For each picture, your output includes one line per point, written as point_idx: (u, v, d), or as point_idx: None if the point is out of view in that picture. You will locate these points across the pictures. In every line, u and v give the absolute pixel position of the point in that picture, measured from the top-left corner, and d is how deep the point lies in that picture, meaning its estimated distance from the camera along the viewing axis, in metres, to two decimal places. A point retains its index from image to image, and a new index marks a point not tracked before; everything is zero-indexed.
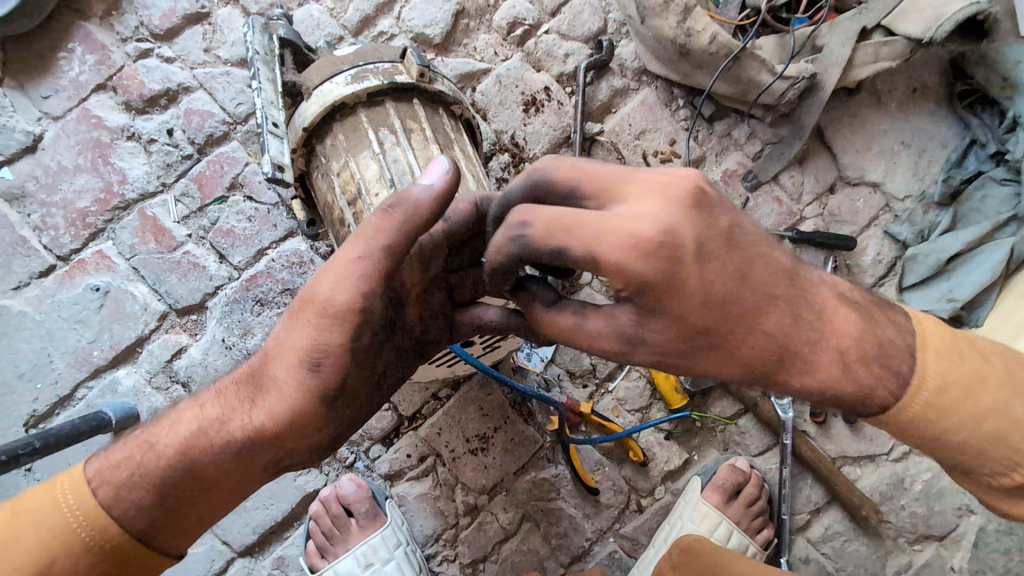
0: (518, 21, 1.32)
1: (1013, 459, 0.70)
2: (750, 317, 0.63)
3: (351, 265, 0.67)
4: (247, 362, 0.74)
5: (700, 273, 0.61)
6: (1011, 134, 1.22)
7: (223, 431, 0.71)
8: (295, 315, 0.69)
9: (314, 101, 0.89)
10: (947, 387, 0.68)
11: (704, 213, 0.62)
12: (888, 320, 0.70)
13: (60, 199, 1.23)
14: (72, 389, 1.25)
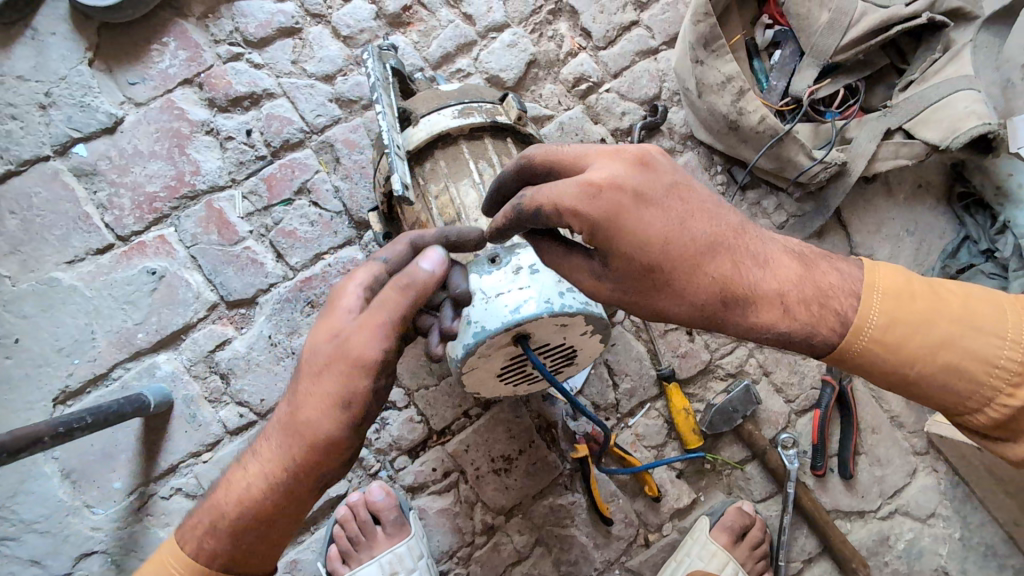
0: (583, 77, 1.45)
1: (959, 387, 0.85)
2: (697, 258, 0.77)
3: (377, 327, 0.74)
4: (280, 412, 0.80)
5: (646, 216, 0.75)
6: (1000, 235, 1.39)
7: (274, 477, 0.79)
8: (322, 367, 0.76)
9: (421, 128, 0.96)
10: (900, 324, 0.84)
11: (654, 176, 0.77)
12: (831, 270, 0.86)
13: (130, 181, 1.26)
14: (109, 369, 1.25)
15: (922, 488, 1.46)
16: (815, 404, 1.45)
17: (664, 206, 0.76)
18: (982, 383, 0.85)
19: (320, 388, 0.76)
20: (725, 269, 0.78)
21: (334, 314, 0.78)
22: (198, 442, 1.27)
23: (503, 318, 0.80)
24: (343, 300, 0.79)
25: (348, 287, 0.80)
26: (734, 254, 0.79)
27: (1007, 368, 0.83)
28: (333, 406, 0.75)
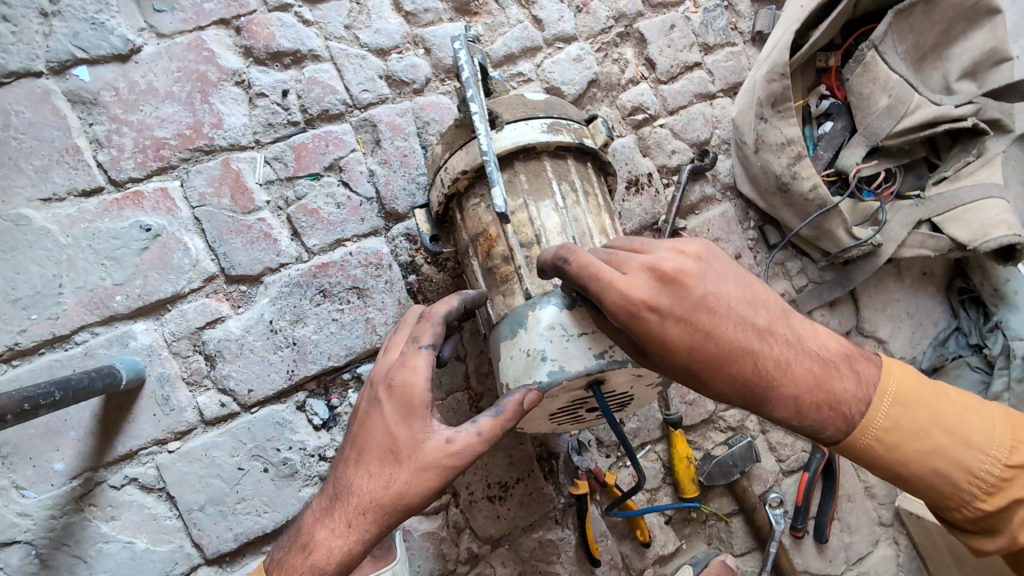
0: (640, 107, 1.43)
1: (944, 495, 0.77)
2: (719, 361, 0.72)
3: (478, 426, 0.75)
4: (353, 487, 0.76)
5: (671, 323, 0.71)
6: (990, 333, 1.50)
7: (344, 554, 0.75)
8: (417, 451, 0.75)
9: (507, 136, 0.88)
10: (895, 425, 0.76)
11: (690, 275, 0.72)
12: (848, 369, 0.77)
13: (137, 120, 1.11)
14: (72, 331, 1.06)
15: (883, 558, 1.53)
16: (803, 466, 1.49)
17: (699, 309, 0.71)
18: (967, 493, 0.76)
19: (413, 493, 0.74)
20: (748, 372, 0.73)
21: (417, 413, 0.76)
22: (165, 428, 1.10)
23: (585, 361, 0.75)
24: (420, 398, 0.77)
25: (417, 381, 0.77)
26: (760, 355, 0.73)
27: (996, 480, 0.75)
28: (424, 504, 0.76)
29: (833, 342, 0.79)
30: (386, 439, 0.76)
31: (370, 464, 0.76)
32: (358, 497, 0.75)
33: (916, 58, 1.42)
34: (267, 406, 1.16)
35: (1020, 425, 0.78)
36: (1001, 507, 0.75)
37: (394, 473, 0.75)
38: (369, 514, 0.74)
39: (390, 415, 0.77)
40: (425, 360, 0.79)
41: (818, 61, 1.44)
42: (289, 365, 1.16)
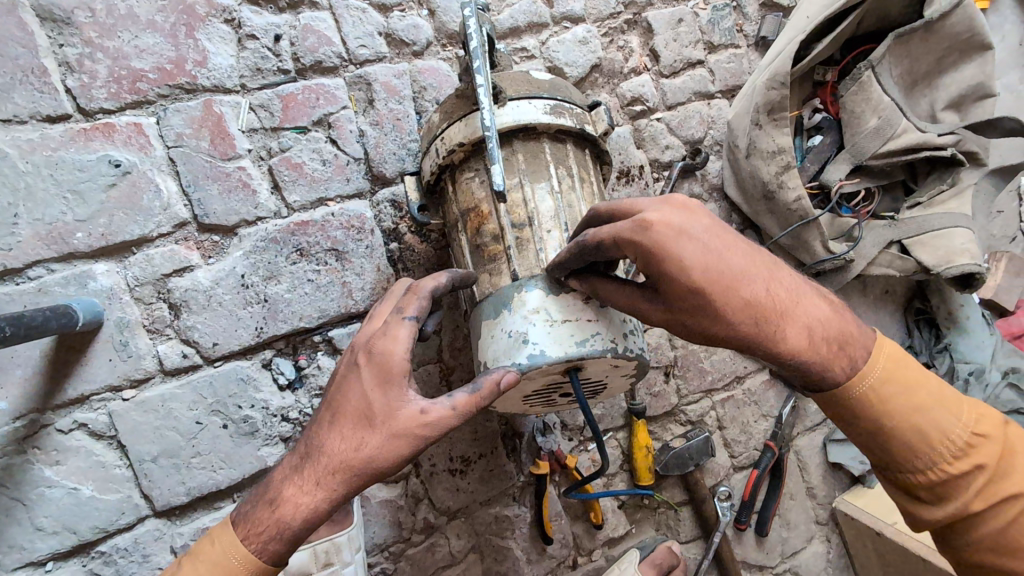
0: (639, 99, 1.43)
1: (913, 453, 0.79)
2: (735, 286, 0.72)
3: (455, 399, 0.74)
4: (323, 446, 0.75)
5: (691, 246, 0.71)
6: (939, 353, 1.58)
7: (308, 510, 0.74)
8: (390, 419, 0.74)
9: (508, 113, 0.86)
10: (887, 377, 0.79)
11: (701, 207, 0.75)
12: (848, 319, 0.81)
13: (113, 47, 1.03)
14: (25, 265, 0.99)
15: (814, 554, 1.62)
16: (753, 464, 1.55)
17: (713, 233, 0.73)
18: (936, 454, 0.78)
19: (383, 457, 0.73)
20: (764, 298, 0.73)
21: (393, 381, 0.75)
22: (121, 375, 1.06)
23: (565, 348, 0.75)
24: (398, 366, 0.75)
25: (396, 350, 0.76)
26: (772, 285, 0.74)
27: (962, 447, 0.78)
28: (393, 471, 0.75)
29: (833, 298, 0.83)
30: (361, 403, 0.75)
31: (343, 427, 0.75)
32: (328, 457, 0.75)
33: (908, 83, 1.45)
34: (232, 361, 1.13)
35: (990, 412, 0.82)
36: (962, 471, 0.77)
37: (366, 438, 0.74)
38: (336, 475, 0.73)
39: (367, 380, 0.76)
40: (407, 331, 0.78)
41: (815, 74, 1.47)
42: (258, 322, 1.13)
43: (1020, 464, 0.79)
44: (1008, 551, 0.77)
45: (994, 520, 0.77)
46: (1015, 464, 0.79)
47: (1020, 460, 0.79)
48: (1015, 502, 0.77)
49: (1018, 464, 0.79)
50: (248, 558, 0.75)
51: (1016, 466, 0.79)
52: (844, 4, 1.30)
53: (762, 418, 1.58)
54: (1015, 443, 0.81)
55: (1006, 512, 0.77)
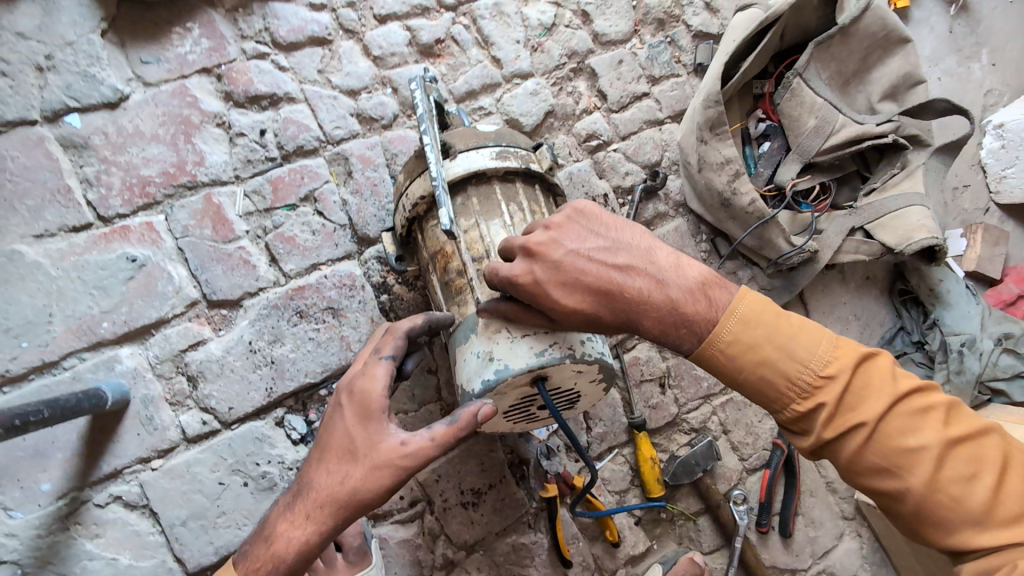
0: (594, 135, 1.56)
1: (768, 398, 0.86)
2: (596, 302, 0.83)
3: (430, 431, 0.82)
4: (314, 483, 0.83)
5: (553, 281, 0.82)
6: (930, 330, 1.60)
7: (301, 544, 0.81)
8: (373, 453, 0.82)
9: (459, 164, 0.99)
10: (734, 339, 0.85)
11: (552, 244, 0.84)
12: (703, 295, 0.86)
13: (125, 161, 1.21)
14: (61, 357, 1.14)
15: (847, 551, 1.58)
16: (765, 464, 1.56)
17: (564, 265, 0.83)
18: (785, 397, 0.85)
19: (366, 487, 0.81)
20: (617, 303, 0.84)
21: (374, 416, 0.84)
22: (149, 447, 1.16)
23: (527, 359, 0.83)
24: (377, 402, 0.85)
25: (375, 389, 0.86)
26: (623, 288, 0.84)
27: (808, 387, 0.83)
28: (378, 501, 0.82)
29: (696, 270, 0.88)
30: (344, 439, 0.84)
31: (328, 463, 0.83)
32: (317, 492, 0.82)
33: (840, 83, 1.56)
34: (247, 422, 1.22)
35: (846, 347, 0.84)
36: (811, 409, 0.83)
37: (350, 470, 0.82)
38: (325, 508, 0.81)
39: (350, 418, 0.85)
40: (384, 370, 0.88)
41: (754, 87, 1.59)
42: (267, 383, 1.23)
43: (876, 391, 0.81)
44: (871, 472, 0.81)
45: (849, 448, 0.81)
46: (866, 395, 0.81)
47: (875, 388, 0.81)
48: (866, 429, 0.80)
49: (872, 394, 0.81)
50: None
51: (870, 394, 0.81)
52: (761, 24, 1.43)
53: (767, 416, 1.60)
54: (873, 377, 0.82)
55: (857, 439, 0.81)
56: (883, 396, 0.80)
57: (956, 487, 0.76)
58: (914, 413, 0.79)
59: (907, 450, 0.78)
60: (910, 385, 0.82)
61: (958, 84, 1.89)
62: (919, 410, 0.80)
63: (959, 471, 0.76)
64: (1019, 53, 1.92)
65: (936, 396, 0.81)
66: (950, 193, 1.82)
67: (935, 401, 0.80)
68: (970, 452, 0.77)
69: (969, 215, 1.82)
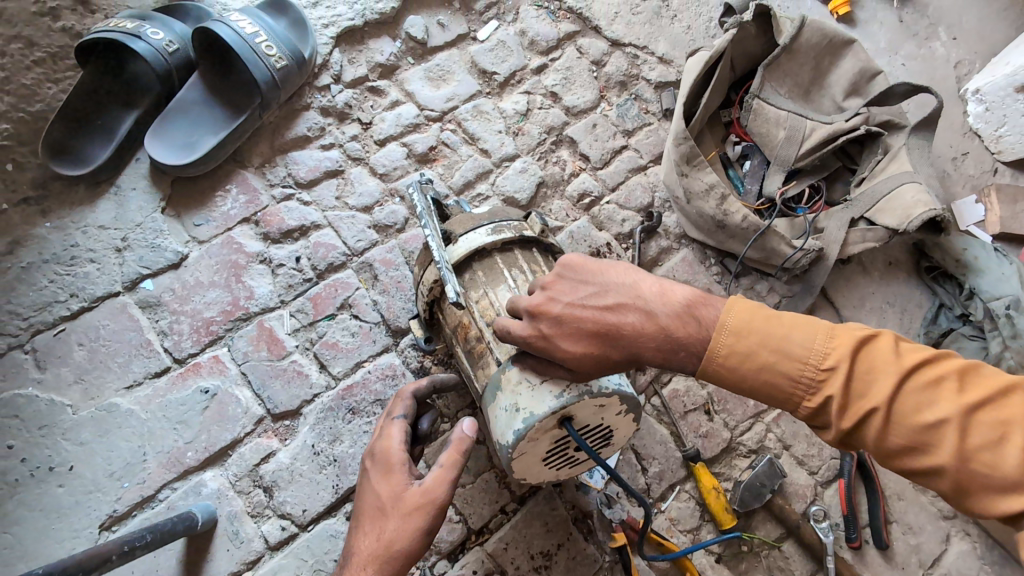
0: (586, 193, 1.69)
1: (778, 400, 0.91)
2: (601, 344, 0.92)
3: (443, 470, 0.96)
4: (357, 546, 0.94)
5: (558, 336, 0.93)
6: (970, 300, 1.55)
7: None
8: (402, 504, 0.94)
9: (461, 246, 1.14)
10: (732, 351, 0.90)
11: (550, 301, 0.94)
12: (692, 315, 0.93)
13: (191, 308, 1.42)
14: (156, 490, 1.29)
15: (960, 555, 1.45)
16: (838, 474, 1.49)
17: (564, 319, 0.93)
18: (795, 395, 0.89)
19: (401, 536, 0.92)
20: (620, 342, 0.93)
21: (395, 470, 0.98)
22: (239, 560, 1.27)
23: (550, 403, 0.95)
24: (396, 455, 0.99)
25: (393, 444, 1.00)
26: (620, 327, 0.92)
27: (813, 382, 0.87)
28: (414, 546, 0.92)
29: (682, 292, 0.95)
30: (374, 499, 0.96)
31: (365, 524, 0.95)
32: (361, 555, 0.93)
33: (801, 93, 1.68)
34: (320, 522, 1.31)
35: (844, 334, 0.88)
36: (822, 403, 0.87)
37: (384, 526, 0.93)
38: (369, 567, 0.91)
39: (376, 477, 0.99)
40: (398, 428, 1.03)
41: (721, 116, 1.73)
42: (334, 480, 1.33)
43: (883, 373, 0.84)
44: (903, 454, 0.84)
45: (871, 434, 0.85)
46: (871, 379, 0.85)
47: (881, 370, 0.84)
48: (881, 413, 0.83)
49: (878, 378, 0.84)
50: None
51: (876, 377, 0.85)
52: (707, 64, 1.59)
53: None
54: (874, 359, 0.86)
55: (875, 424, 0.84)
56: (889, 377, 0.84)
57: (987, 455, 0.78)
58: (924, 388, 0.82)
59: (929, 426, 0.81)
60: (916, 359, 0.84)
61: (925, 64, 1.94)
62: (928, 384, 0.82)
63: (984, 437, 0.78)
64: (975, 23, 1.98)
65: (947, 364, 0.83)
66: (950, 163, 1.82)
67: (944, 371, 0.83)
68: (994, 415, 0.79)
69: (978, 179, 1.81)
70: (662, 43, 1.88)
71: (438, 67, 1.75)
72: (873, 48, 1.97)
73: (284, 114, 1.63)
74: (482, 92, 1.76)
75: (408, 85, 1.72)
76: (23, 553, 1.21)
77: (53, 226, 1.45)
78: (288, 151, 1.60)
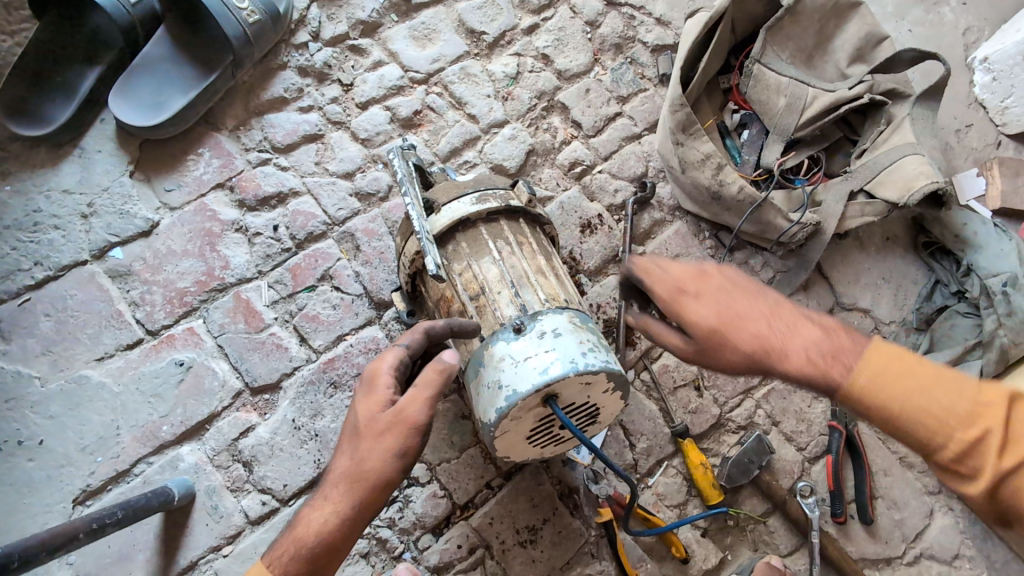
0: (578, 162, 1.63)
1: (926, 439, 0.82)
2: (723, 329, 0.91)
3: (424, 390, 0.92)
4: (334, 465, 0.92)
5: (687, 306, 0.94)
6: (967, 277, 1.52)
7: (324, 520, 0.88)
8: (378, 423, 0.91)
9: (443, 215, 1.09)
10: (870, 377, 0.84)
11: (682, 285, 0.96)
12: (831, 336, 0.89)
13: (163, 278, 1.36)
14: (131, 465, 1.25)
15: (943, 529, 1.45)
16: (826, 450, 1.48)
17: (688, 292, 0.95)
18: (941, 435, 0.81)
19: (376, 453, 0.89)
20: (746, 336, 0.90)
21: (378, 390, 0.95)
22: (218, 535, 1.24)
23: (533, 381, 0.93)
24: (381, 376, 0.96)
25: (382, 368, 0.97)
26: (743, 316, 0.91)
27: (966, 418, 0.80)
28: (390, 465, 0.89)
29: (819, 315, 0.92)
30: (356, 418, 0.94)
31: (345, 443, 0.93)
32: (335, 474, 0.91)
33: (803, 59, 1.60)
34: (301, 497, 1.28)
35: (994, 389, 0.80)
36: (976, 449, 0.78)
37: (357, 446, 0.91)
38: (344, 484, 0.89)
39: (359, 399, 0.96)
40: (393, 355, 0.99)
41: (720, 83, 1.66)
42: (315, 455, 1.30)
43: None
44: None
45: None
46: None
47: None
48: None
49: None
50: None
51: None
52: (706, 26, 1.51)
53: (816, 400, 1.52)
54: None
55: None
56: None
57: None
58: None
59: None
60: None
61: (933, 30, 1.86)
62: None
63: None
64: None
65: None
66: (953, 135, 1.76)
67: None
68: None
69: (980, 153, 1.75)
70: (660, 3, 1.79)
71: (423, 25, 1.66)
72: (880, 13, 1.89)
73: (259, 73, 1.54)
74: (470, 54, 1.67)
75: (392, 44, 1.63)
76: None
77: (14, 190, 1.37)
78: (264, 113, 1.52)
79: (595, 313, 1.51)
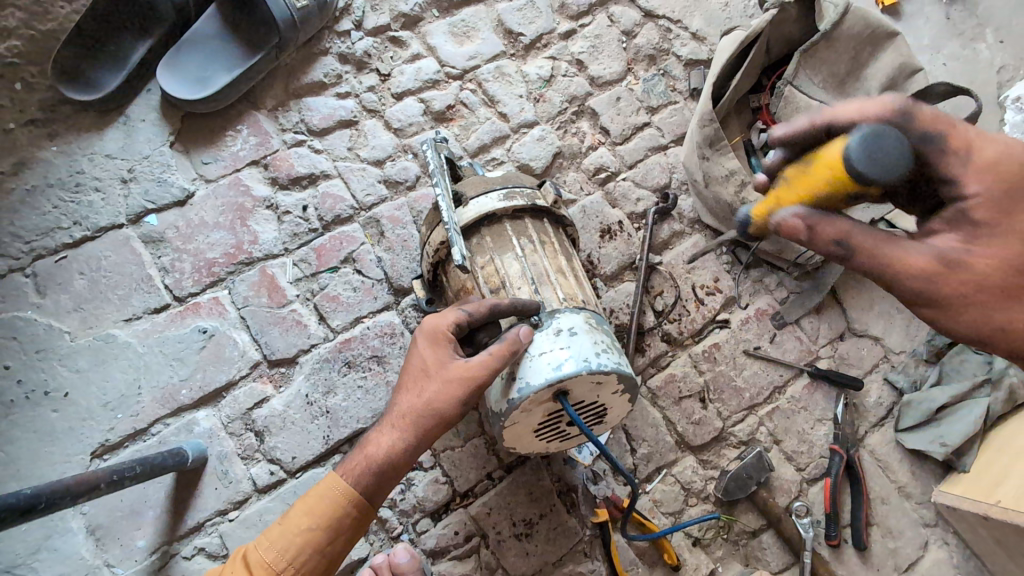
0: (603, 168, 1.65)
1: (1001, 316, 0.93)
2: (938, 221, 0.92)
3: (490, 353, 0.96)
4: (400, 401, 1.01)
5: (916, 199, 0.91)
6: None
7: (391, 449, 0.99)
8: (442, 371, 0.99)
9: (470, 209, 1.12)
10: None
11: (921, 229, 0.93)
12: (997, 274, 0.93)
13: (193, 248, 1.41)
14: (149, 424, 1.30)
15: (937, 562, 1.45)
16: (825, 473, 1.49)
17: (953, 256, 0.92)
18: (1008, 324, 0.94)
19: (441, 398, 0.98)
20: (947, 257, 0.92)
21: (442, 342, 1.01)
22: (226, 500, 1.28)
23: (546, 376, 0.96)
24: (445, 331, 1.00)
25: (446, 322, 1.01)
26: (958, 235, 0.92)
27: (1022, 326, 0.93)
28: (452, 410, 0.98)
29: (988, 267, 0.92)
30: (420, 362, 1.01)
31: (409, 383, 1.01)
32: (401, 408, 1.00)
33: (835, 84, 1.61)
34: (309, 469, 1.32)
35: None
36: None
37: (425, 387, 0.99)
38: (410, 419, 0.99)
39: (422, 345, 1.02)
40: (457, 311, 1.02)
41: (749, 102, 1.67)
42: (325, 431, 1.34)
43: None
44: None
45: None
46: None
47: None
48: None
49: None
50: (348, 490, 0.99)
51: None
52: (741, 45, 1.52)
53: (820, 422, 1.53)
54: None
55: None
56: None
57: None
58: None
59: None
60: None
61: (967, 65, 1.86)
62: None
63: None
64: None
65: None
66: None
67: None
68: None
69: None
70: (697, 19, 1.81)
71: (463, 22, 1.69)
72: (915, 45, 1.89)
73: (300, 57, 1.58)
74: (506, 54, 1.70)
75: (431, 38, 1.66)
76: (15, 472, 1.23)
77: (59, 150, 1.42)
78: (302, 96, 1.56)
79: (608, 317, 1.54)
